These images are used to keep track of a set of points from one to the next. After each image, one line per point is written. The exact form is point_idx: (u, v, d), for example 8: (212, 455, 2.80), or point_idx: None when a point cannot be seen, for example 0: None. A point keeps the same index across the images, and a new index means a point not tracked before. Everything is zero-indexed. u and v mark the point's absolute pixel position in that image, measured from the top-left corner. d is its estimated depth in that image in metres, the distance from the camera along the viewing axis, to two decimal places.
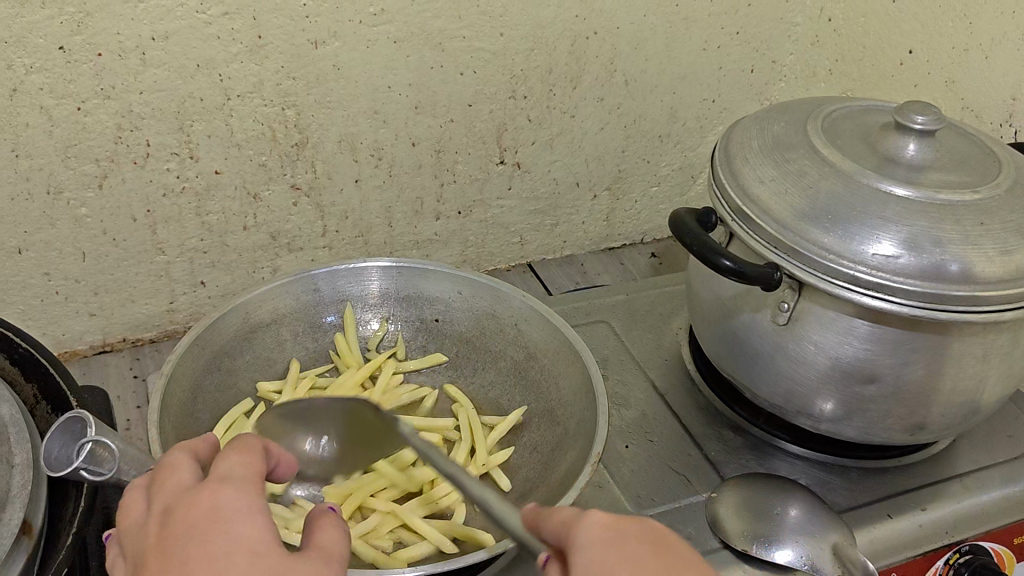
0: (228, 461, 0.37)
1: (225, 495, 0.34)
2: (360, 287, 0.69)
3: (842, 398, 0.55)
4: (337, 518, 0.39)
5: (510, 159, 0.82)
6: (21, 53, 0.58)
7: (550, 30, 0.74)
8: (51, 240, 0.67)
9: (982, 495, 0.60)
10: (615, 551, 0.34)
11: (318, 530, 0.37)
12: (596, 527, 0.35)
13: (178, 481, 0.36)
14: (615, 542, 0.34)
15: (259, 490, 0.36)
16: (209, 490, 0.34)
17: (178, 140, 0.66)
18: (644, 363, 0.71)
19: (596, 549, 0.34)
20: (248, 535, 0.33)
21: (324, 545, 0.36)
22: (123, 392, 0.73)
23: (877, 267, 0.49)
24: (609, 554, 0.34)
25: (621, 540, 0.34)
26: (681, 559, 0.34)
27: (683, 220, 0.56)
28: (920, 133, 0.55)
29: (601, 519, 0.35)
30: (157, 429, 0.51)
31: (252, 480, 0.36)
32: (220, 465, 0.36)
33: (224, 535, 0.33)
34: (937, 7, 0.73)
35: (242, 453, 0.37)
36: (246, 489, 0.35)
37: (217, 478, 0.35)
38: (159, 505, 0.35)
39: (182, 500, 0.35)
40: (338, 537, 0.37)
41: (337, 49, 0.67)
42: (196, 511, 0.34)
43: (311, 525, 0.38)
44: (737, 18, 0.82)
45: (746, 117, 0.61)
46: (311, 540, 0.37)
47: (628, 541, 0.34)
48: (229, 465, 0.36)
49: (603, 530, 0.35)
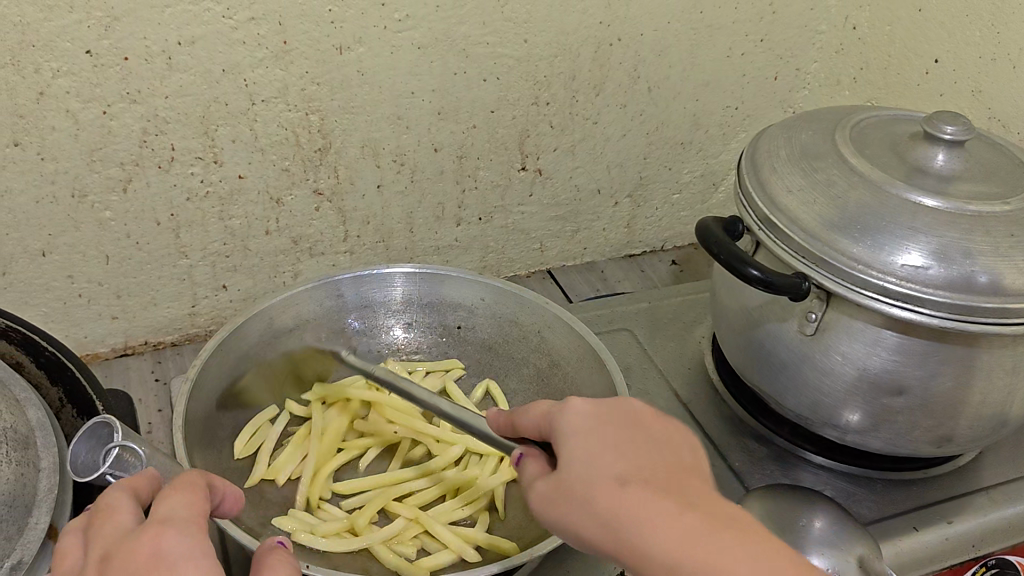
0: (168, 501, 0.35)
1: (166, 539, 0.33)
2: (384, 293, 0.69)
3: (869, 409, 0.55)
4: (288, 554, 0.37)
5: (531, 166, 0.81)
6: (49, 57, 0.58)
7: (574, 37, 0.74)
8: (75, 243, 0.68)
9: (1009, 508, 0.59)
10: (595, 434, 0.38)
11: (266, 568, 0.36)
12: (578, 415, 0.39)
13: (117, 524, 0.35)
14: (593, 426, 0.39)
15: (202, 530, 0.34)
16: (149, 535, 0.33)
17: (202, 145, 0.67)
18: (666, 372, 0.71)
19: (577, 434, 0.39)
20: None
21: None
22: (145, 395, 0.73)
23: (907, 277, 0.48)
24: (584, 432, 0.38)
25: (599, 426, 0.39)
26: (653, 445, 0.38)
27: (710, 228, 0.56)
28: (949, 144, 0.54)
29: (584, 406, 0.40)
30: (181, 433, 0.51)
31: (195, 521, 0.35)
32: (160, 506, 0.35)
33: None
34: (964, 15, 0.72)
35: (182, 492, 0.36)
36: (187, 530, 0.34)
37: (158, 520, 0.34)
38: (98, 551, 0.34)
39: (120, 547, 0.33)
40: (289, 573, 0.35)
41: (362, 55, 0.67)
42: (135, 558, 0.32)
43: (261, 563, 0.36)
44: (761, 25, 0.81)
45: (772, 126, 0.61)
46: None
47: (602, 425, 0.39)
48: (170, 506, 0.35)
49: (581, 419, 0.39)
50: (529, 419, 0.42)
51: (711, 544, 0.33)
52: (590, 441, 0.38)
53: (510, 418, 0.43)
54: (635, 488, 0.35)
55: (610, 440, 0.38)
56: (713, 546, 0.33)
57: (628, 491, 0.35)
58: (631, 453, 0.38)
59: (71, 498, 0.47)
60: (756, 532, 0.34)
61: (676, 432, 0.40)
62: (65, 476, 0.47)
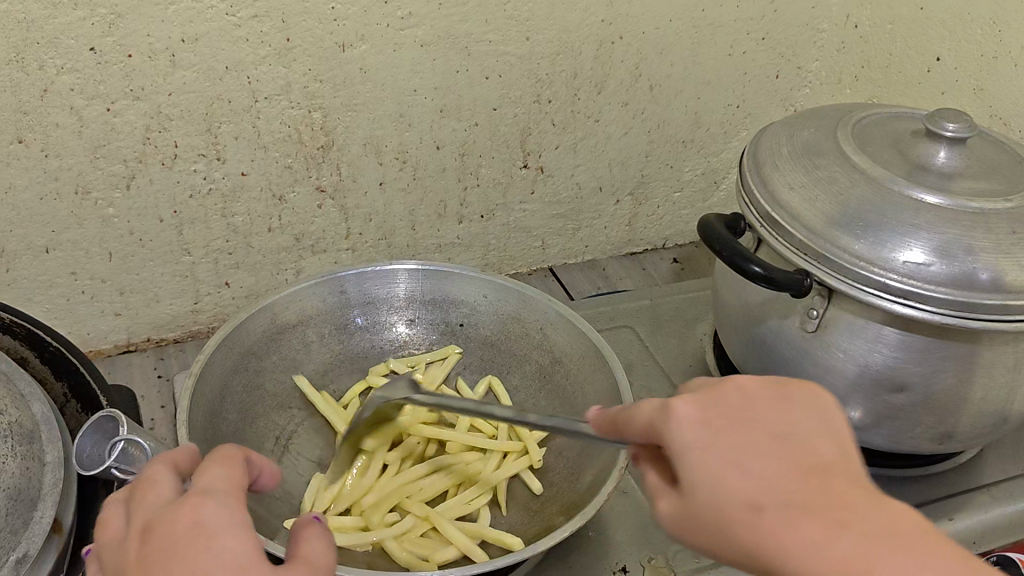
0: (209, 474, 0.35)
1: (206, 509, 0.33)
2: (387, 289, 0.69)
3: (871, 406, 0.55)
4: (325, 529, 0.37)
5: (533, 164, 0.82)
6: (53, 54, 0.58)
7: (576, 35, 0.74)
8: (78, 240, 0.68)
9: (1010, 505, 0.59)
10: (712, 444, 0.32)
11: (303, 543, 0.36)
12: (686, 423, 0.33)
13: (157, 497, 0.35)
14: (710, 433, 0.32)
15: (241, 503, 0.34)
16: (189, 506, 0.33)
17: (205, 142, 0.67)
18: (668, 369, 0.71)
19: (691, 447, 0.32)
20: (232, 549, 0.32)
21: (313, 557, 0.35)
22: (148, 391, 0.73)
23: (909, 274, 0.48)
24: (701, 444, 0.32)
25: (716, 433, 0.32)
26: (784, 442, 0.31)
27: (712, 225, 0.56)
28: (951, 141, 0.54)
29: (693, 409, 0.33)
30: (185, 429, 0.52)
31: (235, 493, 0.35)
32: (201, 478, 0.35)
33: (204, 552, 0.31)
34: (965, 13, 0.72)
35: (222, 466, 0.36)
36: (227, 502, 0.34)
37: (198, 491, 0.34)
38: (139, 520, 0.34)
39: (161, 517, 0.33)
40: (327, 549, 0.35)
41: (364, 52, 0.67)
42: (176, 528, 0.32)
43: (296, 539, 0.36)
44: (763, 23, 0.82)
45: (774, 123, 0.61)
46: (297, 553, 0.35)
47: (717, 431, 0.32)
48: (209, 478, 0.35)
49: (693, 427, 0.32)
50: (630, 427, 0.36)
51: (881, 564, 0.28)
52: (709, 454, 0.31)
53: (611, 421, 0.37)
54: (774, 514, 0.29)
55: (733, 447, 0.31)
56: (885, 568, 0.27)
57: (769, 520, 0.29)
58: (759, 460, 0.31)
59: (75, 493, 0.47)
60: (923, 536, 0.29)
61: (811, 414, 0.33)
62: (70, 470, 0.47)
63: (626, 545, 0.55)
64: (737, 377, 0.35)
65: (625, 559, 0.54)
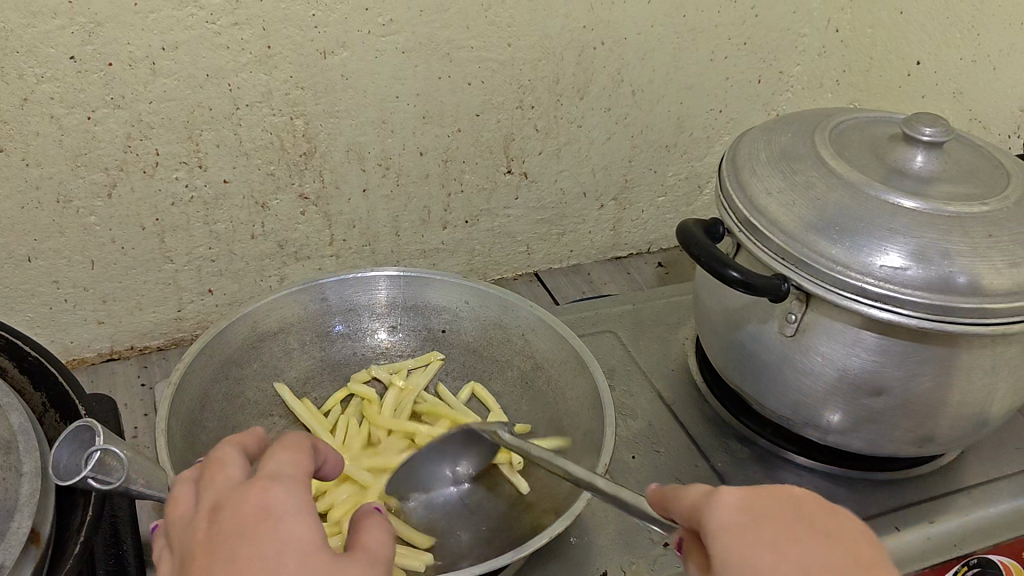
0: (278, 458, 0.36)
1: (274, 493, 0.34)
2: (368, 296, 0.69)
3: (851, 410, 0.55)
4: (384, 519, 0.37)
5: (517, 169, 0.82)
6: (32, 63, 0.58)
7: (557, 41, 0.74)
8: (60, 248, 0.68)
9: (991, 507, 0.60)
10: (747, 533, 0.31)
11: (363, 529, 0.36)
12: (729, 508, 0.32)
13: (227, 477, 0.36)
14: (741, 525, 0.32)
15: (308, 490, 0.35)
16: (258, 487, 0.34)
17: (186, 149, 0.67)
18: (651, 374, 0.71)
19: (730, 530, 0.32)
20: (296, 533, 0.32)
21: (372, 545, 0.35)
22: (131, 399, 0.73)
23: (885, 278, 0.49)
24: (740, 550, 0.31)
25: (756, 532, 0.31)
26: None
27: (691, 230, 0.56)
28: (928, 145, 0.55)
29: (735, 516, 0.32)
30: (164, 438, 0.51)
31: (301, 479, 0.35)
32: (269, 462, 0.36)
33: (270, 535, 0.32)
34: (944, 17, 0.72)
35: (290, 452, 0.37)
36: (295, 487, 0.34)
37: (267, 475, 0.35)
38: (209, 500, 0.35)
39: (230, 497, 0.34)
40: (386, 538, 0.36)
41: (346, 59, 0.67)
42: (245, 510, 0.33)
43: (357, 525, 0.36)
44: (744, 29, 0.82)
45: (753, 128, 0.61)
46: (356, 539, 0.35)
47: (756, 532, 0.31)
48: (278, 463, 0.36)
49: (734, 514, 0.32)
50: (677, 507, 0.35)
51: None
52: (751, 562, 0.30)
53: (661, 500, 0.36)
54: None
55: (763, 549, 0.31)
56: None
57: None
58: None
59: (52, 503, 0.47)
60: None
61: None
62: (47, 480, 0.47)
63: (607, 549, 0.55)
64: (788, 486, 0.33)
65: (606, 564, 0.54)
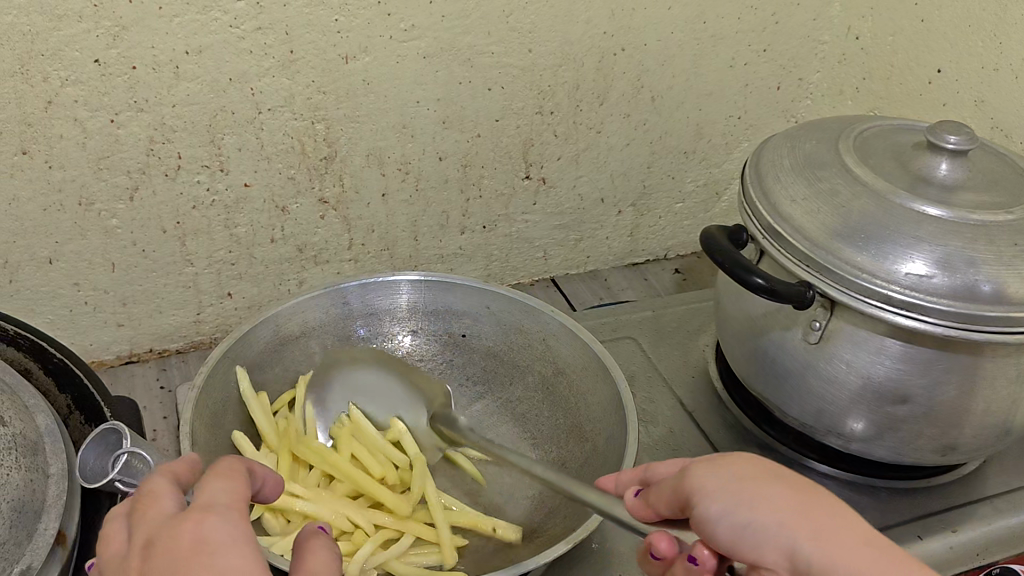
0: (211, 487, 0.35)
1: (208, 524, 0.33)
2: (390, 301, 0.69)
3: (873, 418, 0.55)
4: (324, 538, 0.38)
5: (535, 175, 0.82)
6: (57, 66, 0.58)
7: (578, 46, 0.74)
8: (82, 251, 0.68)
9: (1014, 517, 0.59)
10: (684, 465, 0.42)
11: (307, 552, 0.36)
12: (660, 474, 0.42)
13: (160, 510, 0.35)
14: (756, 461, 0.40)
15: (244, 517, 0.35)
16: (192, 520, 0.33)
17: (208, 153, 0.67)
18: (671, 381, 0.71)
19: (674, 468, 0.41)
20: (234, 564, 0.32)
21: (315, 568, 0.35)
22: (150, 402, 0.73)
23: (911, 286, 0.48)
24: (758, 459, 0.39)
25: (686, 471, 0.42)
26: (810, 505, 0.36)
27: (714, 236, 0.56)
28: (953, 154, 0.55)
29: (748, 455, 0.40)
30: (188, 441, 0.51)
31: (235, 507, 0.35)
32: (203, 492, 0.35)
33: (206, 569, 0.31)
34: (967, 25, 0.72)
35: (224, 481, 0.36)
36: (230, 516, 0.34)
37: (202, 506, 0.34)
38: (142, 537, 0.34)
39: (164, 532, 0.33)
40: (329, 558, 0.36)
41: (367, 64, 0.67)
42: (178, 544, 0.32)
43: (301, 547, 0.37)
44: (764, 36, 0.82)
45: (775, 134, 0.61)
46: (303, 562, 0.36)
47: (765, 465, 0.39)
48: (212, 492, 0.35)
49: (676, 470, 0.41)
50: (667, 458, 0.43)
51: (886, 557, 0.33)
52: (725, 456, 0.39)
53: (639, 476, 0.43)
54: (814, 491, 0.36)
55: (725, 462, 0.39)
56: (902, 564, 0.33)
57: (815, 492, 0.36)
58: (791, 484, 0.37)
59: (78, 503, 0.47)
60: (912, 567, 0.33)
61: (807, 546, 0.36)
62: (73, 482, 0.47)
63: (628, 557, 0.55)
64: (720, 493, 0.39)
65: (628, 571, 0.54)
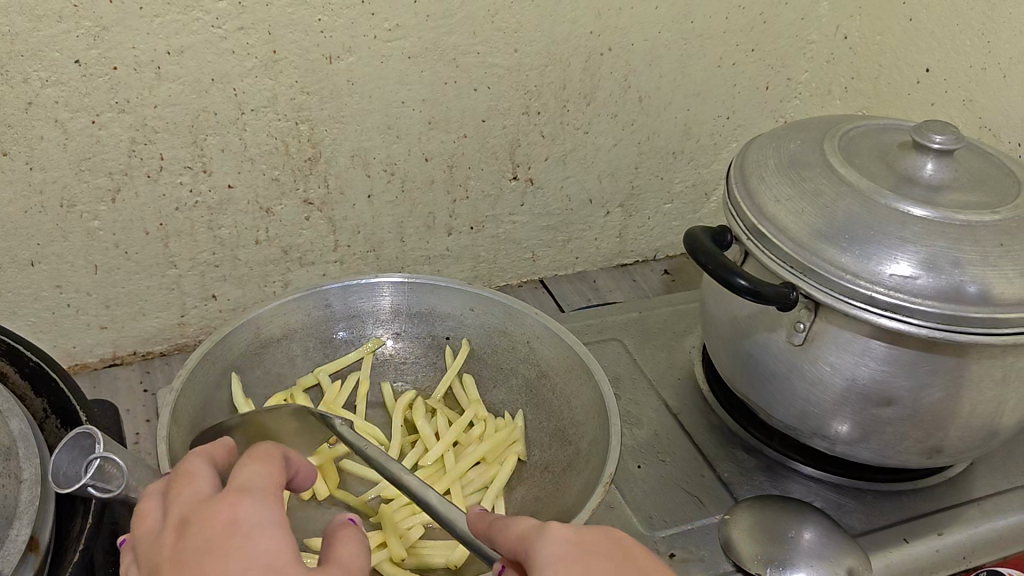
0: (248, 471, 0.35)
1: (243, 508, 0.33)
2: (371, 303, 0.68)
3: (857, 421, 0.54)
4: (358, 530, 0.37)
5: (522, 176, 0.81)
6: (37, 66, 0.58)
7: (565, 47, 0.74)
8: (63, 253, 0.67)
9: (1000, 520, 0.59)
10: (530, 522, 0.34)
11: (336, 543, 0.35)
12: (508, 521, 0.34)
13: (197, 490, 0.34)
14: (573, 558, 0.31)
15: (278, 502, 0.34)
16: (227, 501, 0.33)
17: (191, 154, 0.66)
18: (657, 382, 0.70)
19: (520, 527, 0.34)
20: (265, 546, 0.31)
21: (343, 557, 0.34)
22: (133, 405, 0.73)
23: (895, 287, 0.48)
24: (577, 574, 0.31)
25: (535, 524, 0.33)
26: None
27: (698, 237, 0.56)
28: (939, 153, 0.54)
29: (566, 540, 0.32)
30: (166, 445, 0.51)
31: (272, 492, 0.34)
32: (239, 475, 0.35)
33: (238, 549, 0.31)
34: (954, 25, 0.72)
35: (260, 465, 0.36)
36: (265, 500, 0.33)
37: (236, 489, 0.34)
38: (176, 515, 0.34)
39: (199, 511, 0.33)
40: (359, 551, 0.35)
41: (351, 64, 0.67)
42: (213, 525, 0.32)
43: (331, 538, 0.36)
44: (752, 35, 0.82)
45: (761, 135, 0.61)
46: (332, 551, 0.35)
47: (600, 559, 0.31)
48: (248, 475, 0.35)
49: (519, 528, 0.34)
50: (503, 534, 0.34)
51: None
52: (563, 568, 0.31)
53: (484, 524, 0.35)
54: None
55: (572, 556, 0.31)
56: None
57: None
58: None
59: (53, 508, 0.46)
60: None
61: None
62: (48, 488, 0.46)
63: None
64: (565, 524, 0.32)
65: None
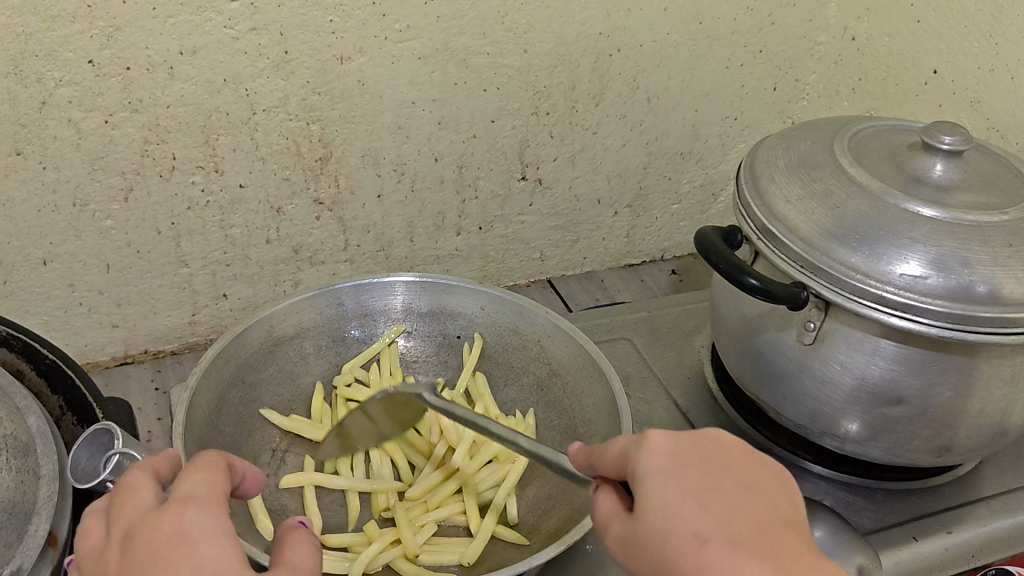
0: (190, 480, 0.35)
1: (188, 518, 0.33)
2: (383, 302, 0.69)
3: (867, 419, 0.55)
4: (308, 531, 0.38)
5: (531, 176, 0.82)
6: (52, 66, 0.58)
7: (574, 47, 0.74)
8: (76, 252, 0.68)
9: (1009, 519, 0.59)
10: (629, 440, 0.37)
11: (286, 546, 0.36)
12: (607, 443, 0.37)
13: (140, 502, 0.35)
14: (672, 471, 0.34)
15: (223, 509, 0.34)
16: (170, 513, 0.33)
17: (203, 154, 0.67)
18: (666, 381, 0.71)
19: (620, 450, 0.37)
20: (212, 556, 0.32)
21: (294, 559, 0.35)
22: (145, 403, 0.73)
23: (905, 287, 0.48)
24: (680, 487, 0.34)
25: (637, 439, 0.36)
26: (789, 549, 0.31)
27: (708, 237, 0.56)
28: (948, 154, 0.54)
29: (668, 449, 0.35)
30: (181, 443, 0.51)
31: (216, 499, 0.35)
32: (182, 485, 0.35)
33: (183, 561, 0.31)
34: (962, 26, 0.72)
35: (203, 472, 0.36)
36: (208, 509, 0.34)
37: (180, 499, 0.34)
38: (121, 529, 0.34)
39: (142, 525, 0.33)
40: (309, 550, 0.36)
41: (362, 64, 0.67)
42: (157, 538, 0.32)
43: (282, 541, 0.37)
44: (760, 36, 0.82)
45: (770, 136, 0.61)
46: (282, 554, 0.35)
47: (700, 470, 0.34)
48: (190, 485, 0.35)
49: (620, 448, 0.37)
50: (604, 454, 0.37)
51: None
52: (666, 483, 0.34)
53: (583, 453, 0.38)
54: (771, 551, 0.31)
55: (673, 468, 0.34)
56: None
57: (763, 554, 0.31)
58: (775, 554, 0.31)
59: (70, 504, 0.47)
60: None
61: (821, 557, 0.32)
62: (65, 484, 0.47)
63: None
64: (664, 435, 0.35)
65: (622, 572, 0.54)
